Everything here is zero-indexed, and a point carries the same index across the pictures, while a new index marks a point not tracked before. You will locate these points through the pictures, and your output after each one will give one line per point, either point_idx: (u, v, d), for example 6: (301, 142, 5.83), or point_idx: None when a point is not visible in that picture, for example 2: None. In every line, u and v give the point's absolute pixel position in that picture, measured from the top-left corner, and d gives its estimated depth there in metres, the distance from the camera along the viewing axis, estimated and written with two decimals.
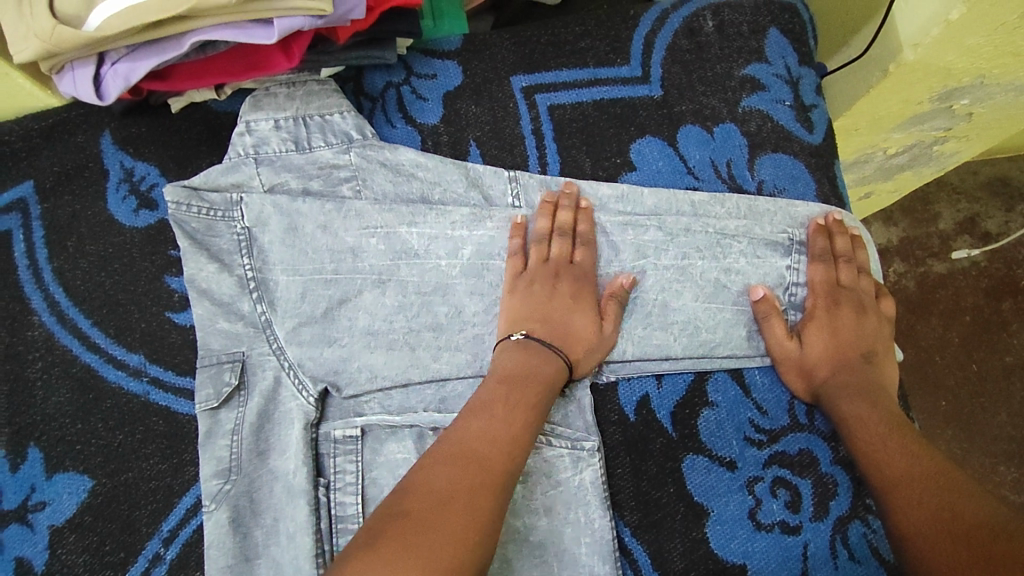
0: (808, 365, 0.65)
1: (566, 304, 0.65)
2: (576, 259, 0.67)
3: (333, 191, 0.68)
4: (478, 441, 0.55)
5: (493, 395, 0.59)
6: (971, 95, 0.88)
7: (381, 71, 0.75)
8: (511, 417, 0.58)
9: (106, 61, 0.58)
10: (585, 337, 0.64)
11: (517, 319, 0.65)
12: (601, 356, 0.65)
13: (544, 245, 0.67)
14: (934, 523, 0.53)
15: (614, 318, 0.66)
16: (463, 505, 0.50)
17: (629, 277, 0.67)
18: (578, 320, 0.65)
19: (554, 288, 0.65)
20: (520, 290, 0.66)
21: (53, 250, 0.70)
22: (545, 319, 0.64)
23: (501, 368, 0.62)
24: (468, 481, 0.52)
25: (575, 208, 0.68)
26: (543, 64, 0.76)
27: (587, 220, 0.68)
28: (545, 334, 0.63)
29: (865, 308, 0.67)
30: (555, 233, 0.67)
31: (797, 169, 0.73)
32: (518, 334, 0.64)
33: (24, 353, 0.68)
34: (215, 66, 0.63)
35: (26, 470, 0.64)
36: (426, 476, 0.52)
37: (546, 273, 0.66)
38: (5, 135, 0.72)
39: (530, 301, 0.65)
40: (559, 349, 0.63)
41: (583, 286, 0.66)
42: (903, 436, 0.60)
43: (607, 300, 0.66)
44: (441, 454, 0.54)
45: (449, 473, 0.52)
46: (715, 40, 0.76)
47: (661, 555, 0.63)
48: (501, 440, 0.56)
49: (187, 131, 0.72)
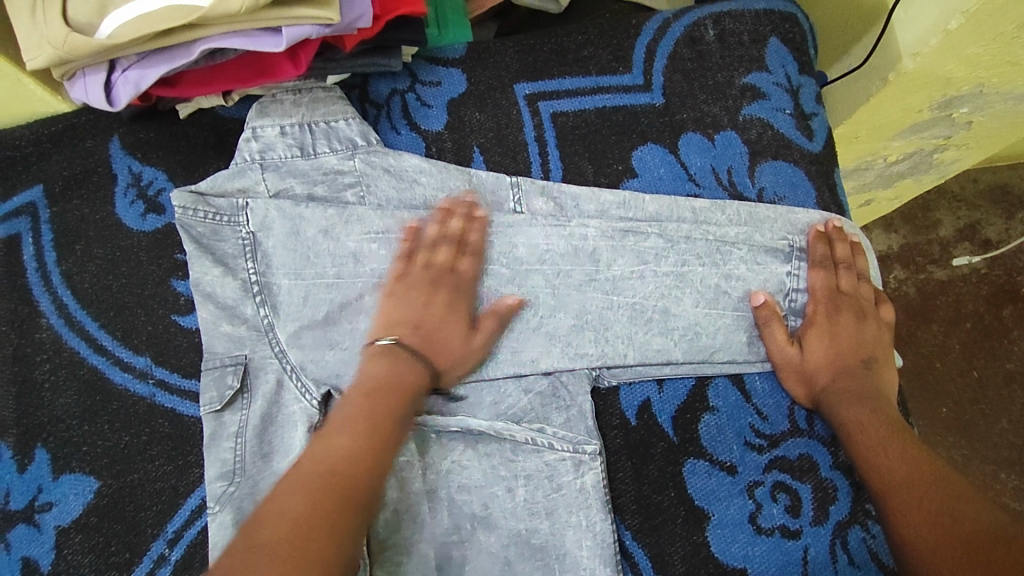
0: (808, 371, 0.66)
1: (440, 315, 0.65)
2: (459, 269, 0.67)
3: (338, 197, 0.69)
4: (339, 460, 0.54)
5: (359, 410, 0.58)
6: (971, 104, 0.89)
7: (386, 78, 0.76)
8: (377, 430, 0.57)
9: (117, 68, 0.59)
10: (453, 348, 0.65)
11: (389, 325, 0.65)
12: (467, 369, 0.66)
13: (427, 251, 0.67)
14: (934, 529, 0.54)
15: (489, 334, 0.66)
16: (326, 526, 0.49)
17: (520, 300, 0.67)
18: (450, 330, 0.65)
19: (430, 298, 0.66)
20: (396, 295, 0.66)
21: (62, 253, 0.71)
22: (420, 329, 0.64)
23: (370, 380, 0.61)
24: (330, 502, 0.51)
25: (466, 215, 0.68)
26: (547, 72, 0.77)
27: (477, 229, 0.68)
28: (415, 342, 0.64)
29: (865, 315, 0.68)
30: (441, 240, 0.67)
31: (796, 177, 0.74)
32: (388, 340, 0.64)
33: (32, 355, 0.69)
34: (223, 73, 0.64)
35: (32, 471, 0.65)
36: (285, 501, 0.50)
37: (424, 280, 0.66)
38: (15, 140, 0.73)
39: (408, 308, 0.65)
40: (427, 359, 0.64)
41: (459, 299, 0.66)
42: (902, 441, 0.60)
43: (486, 316, 0.67)
44: (302, 477, 0.52)
45: (311, 496, 0.51)
46: (716, 49, 0.77)
47: (662, 559, 0.63)
48: (365, 456, 0.55)
49: (195, 137, 0.73)
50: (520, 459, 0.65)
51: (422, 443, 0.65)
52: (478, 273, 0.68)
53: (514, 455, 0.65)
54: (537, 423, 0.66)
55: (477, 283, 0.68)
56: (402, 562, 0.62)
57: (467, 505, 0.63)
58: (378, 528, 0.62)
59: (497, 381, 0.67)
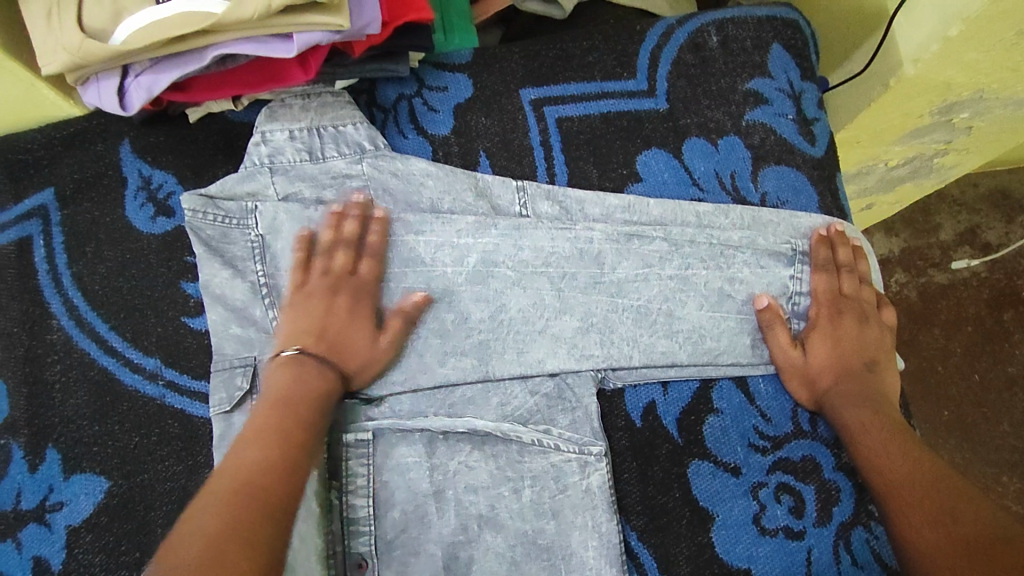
0: (811, 374, 0.67)
1: (342, 319, 0.65)
2: (359, 272, 0.66)
3: (345, 200, 0.70)
4: (252, 473, 0.54)
5: (269, 423, 0.58)
6: (971, 109, 0.90)
7: (394, 84, 0.77)
8: (289, 439, 0.57)
9: (130, 73, 0.60)
10: (360, 351, 0.65)
11: (294, 334, 0.64)
12: (377, 369, 0.66)
13: (325, 258, 0.66)
14: (937, 531, 0.54)
15: (396, 334, 0.66)
16: (246, 537, 0.49)
17: (425, 297, 0.67)
18: (353, 334, 0.65)
19: (331, 303, 0.65)
20: (296, 305, 0.65)
21: (74, 255, 0.72)
22: (322, 335, 0.64)
23: (274, 392, 0.60)
24: (247, 513, 0.50)
25: (361, 216, 0.68)
26: (552, 78, 0.78)
27: (375, 229, 0.67)
28: (320, 350, 0.63)
29: (867, 318, 0.68)
30: (337, 244, 0.67)
31: (799, 181, 0.74)
32: (292, 351, 0.63)
33: (43, 356, 0.69)
34: (234, 78, 0.65)
35: (43, 471, 0.66)
36: (197, 522, 0.49)
37: (323, 287, 0.65)
38: (27, 144, 0.73)
39: (307, 317, 0.64)
40: (334, 364, 0.64)
41: (362, 302, 0.66)
42: (904, 442, 0.61)
43: (393, 316, 0.66)
44: (214, 495, 0.52)
45: (225, 512, 0.50)
46: (719, 55, 0.78)
47: (668, 559, 0.64)
48: (278, 465, 0.55)
49: (204, 141, 0.74)
50: (527, 460, 0.65)
51: (430, 444, 0.65)
52: (380, 273, 0.67)
53: (520, 456, 0.65)
54: (543, 424, 0.66)
55: (379, 284, 0.68)
56: (410, 561, 0.62)
57: (474, 506, 0.64)
58: (387, 527, 0.63)
59: (503, 383, 0.68)
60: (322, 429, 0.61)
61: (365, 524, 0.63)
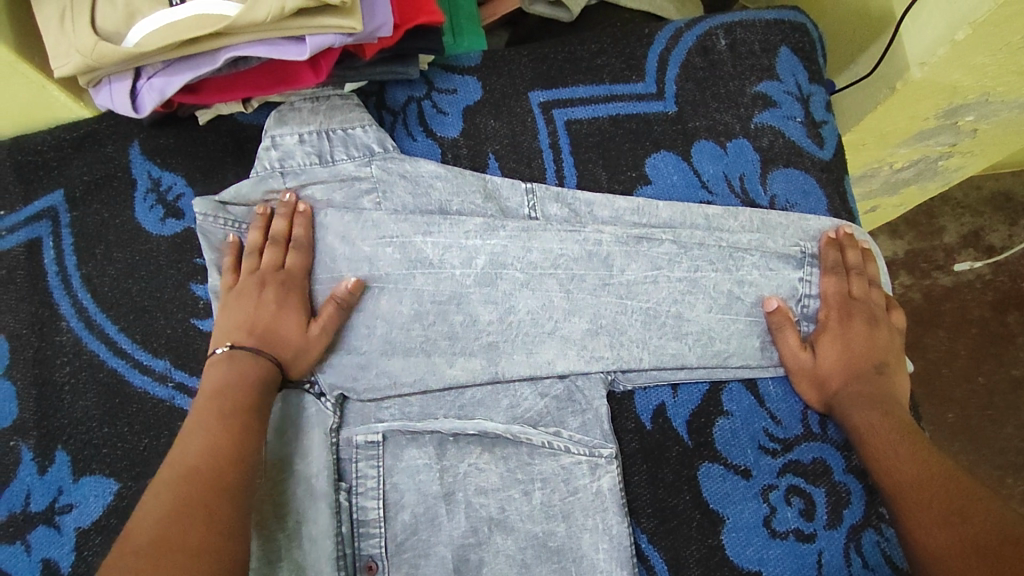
0: (821, 376, 0.67)
1: (271, 311, 0.64)
2: (287, 264, 0.66)
3: (355, 203, 0.70)
4: (198, 458, 0.54)
5: (211, 411, 0.58)
6: (977, 112, 0.90)
7: (403, 86, 0.77)
8: (232, 420, 0.57)
9: (142, 76, 0.60)
10: (292, 341, 0.64)
11: (226, 333, 0.64)
12: (315, 356, 0.65)
13: (254, 254, 0.66)
14: (945, 532, 0.54)
15: (328, 321, 0.65)
16: (199, 519, 0.50)
17: (356, 281, 0.66)
18: (285, 324, 0.64)
19: (260, 297, 0.65)
20: (229, 304, 0.65)
21: (83, 257, 0.72)
22: (253, 328, 0.63)
23: (214, 384, 0.60)
24: (198, 495, 0.52)
25: (288, 213, 0.68)
26: (561, 80, 0.78)
27: (301, 223, 0.68)
28: (250, 344, 0.63)
29: (877, 320, 0.68)
30: (266, 243, 0.67)
31: (808, 184, 0.75)
32: (224, 347, 0.62)
33: (52, 358, 0.69)
34: (245, 80, 0.65)
35: (53, 473, 0.66)
36: (150, 511, 0.51)
37: (253, 281, 0.65)
38: (36, 146, 0.73)
39: (241, 311, 0.64)
40: (266, 353, 0.63)
41: (291, 292, 0.65)
42: (913, 444, 0.61)
43: (324, 303, 0.65)
44: (165, 484, 0.53)
45: (176, 498, 0.51)
46: (727, 58, 0.78)
47: (678, 562, 0.64)
48: (223, 445, 0.55)
49: (214, 142, 0.74)
50: (537, 462, 0.65)
51: (440, 446, 0.66)
52: (309, 266, 0.67)
53: (530, 458, 0.65)
54: (554, 426, 0.66)
55: (309, 276, 0.68)
56: (420, 563, 0.62)
57: (484, 508, 0.64)
58: (397, 529, 0.63)
59: (513, 385, 0.68)
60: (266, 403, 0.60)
61: (375, 526, 0.63)
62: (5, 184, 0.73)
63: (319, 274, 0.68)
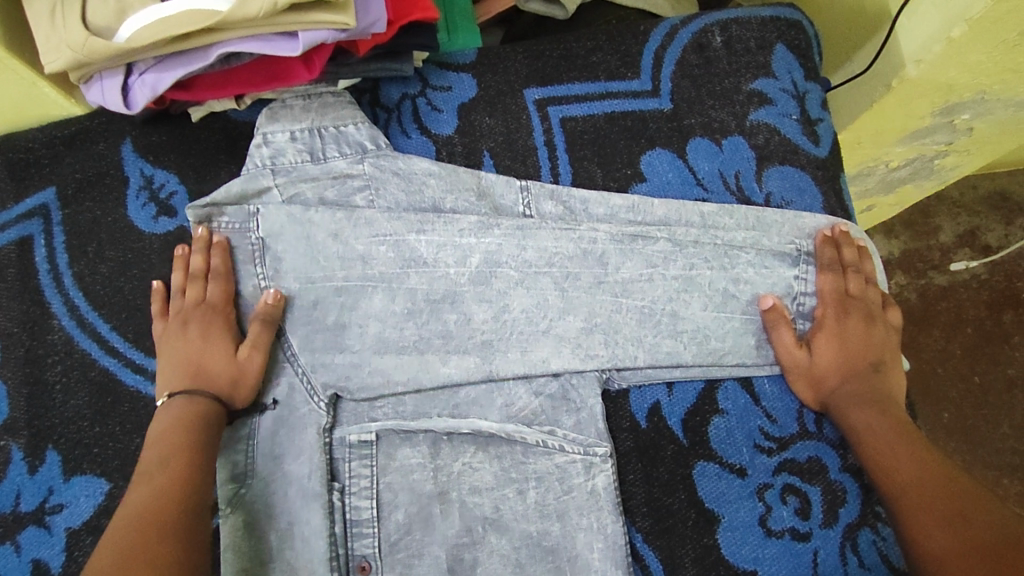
0: (818, 374, 0.66)
1: (198, 345, 0.64)
2: (206, 296, 0.66)
3: (347, 201, 0.70)
4: (143, 504, 0.54)
5: (151, 461, 0.58)
6: (972, 110, 0.90)
7: (398, 83, 0.77)
8: (186, 439, 0.59)
9: (134, 72, 0.60)
10: (222, 369, 0.63)
11: (165, 381, 0.64)
12: (252, 377, 0.64)
13: (179, 297, 0.67)
14: (944, 534, 0.54)
15: (254, 340, 0.64)
16: (155, 559, 0.50)
17: (274, 292, 0.65)
18: (212, 354, 0.64)
19: (186, 337, 0.65)
20: (162, 351, 0.66)
21: (74, 255, 0.71)
22: (186, 367, 0.64)
23: (159, 428, 0.60)
24: (145, 542, 0.51)
25: (206, 246, 0.67)
26: (556, 78, 0.78)
27: (218, 254, 0.67)
28: (186, 384, 0.63)
29: (873, 318, 0.68)
30: (188, 281, 0.67)
31: (803, 181, 0.74)
32: (166, 396, 0.62)
33: (43, 357, 0.69)
34: (238, 77, 0.64)
35: (43, 473, 0.65)
36: (97, 565, 0.50)
37: (178, 322, 0.66)
38: (28, 143, 0.73)
39: (173, 355, 0.65)
40: (201, 389, 0.62)
41: (214, 322, 0.66)
42: (911, 444, 0.61)
43: (251, 324, 0.65)
44: (112, 535, 0.52)
45: (123, 548, 0.51)
46: (723, 55, 0.78)
47: (673, 561, 0.64)
48: (166, 490, 0.55)
49: (206, 139, 0.74)
50: (531, 461, 0.65)
51: (434, 445, 0.65)
52: (230, 291, 0.67)
53: (524, 458, 0.65)
54: (548, 425, 0.66)
55: (232, 304, 0.67)
56: (414, 563, 0.62)
57: (478, 508, 0.64)
58: (390, 529, 0.63)
59: (507, 384, 0.68)
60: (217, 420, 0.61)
61: (369, 526, 0.62)
62: None
63: (244, 295, 0.68)
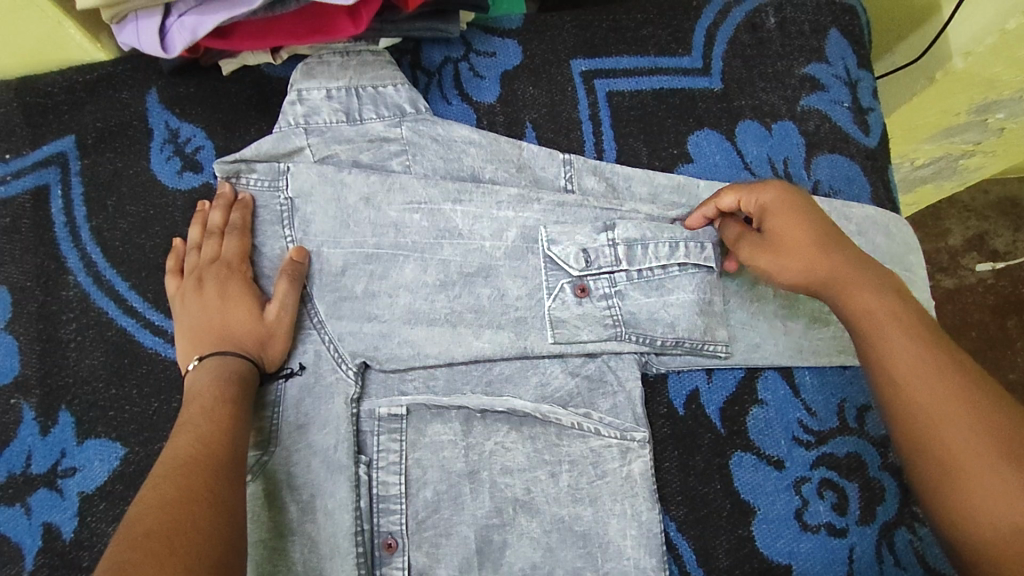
0: (802, 272, 0.58)
1: (219, 302, 0.61)
2: (222, 253, 0.63)
3: (382, 165, 0.67)
4: (192, 450, 0.50)
5: (193, 413, 0.54)
6: (1008, 110, 0.88)
7: (440, 46, 0.74)
8: (221, 400, 0.55)
9: (173, 13, 0.57)
10: (248, 327, 0.60)
11: (191, 343, 0.61)
12: (281, 335, 0.61)
13: (196, 254, 0.64)
14: (935, 444, 0.49)
15: (281, 298, 0.61)
16: (196, 524, 0.45)
17: (298, 249, 0.63)
18: (235, 311, 0.61)
19: (204, 294, 0.62)
20: (182, 311, 0.62)
21: (93, 208, 0.68)
22: (208, 330, 0.60)
23: (191, 393, 0.56)
24: (200, 481, 0.48)
25: (227, 205, 0.64)
26: (604, 49, 0.75)
27: (238, 211, 0.64)
28: (210, 344, 0.60)
29: (816, 212, 0.60)
30: (205, 238, 0.64)
31: (852, 171, 0.73)
32: (193, 361, 0.59)
33: (58, 313, 0.65)
34: (278, 27, 0.61)
35: (56, 434, 0.62)
36: (148, 501, 0.46)
37: (194, 280, 0.63)
38: (47, 87, 0.69)
39: (192, 317, 0.61)
40: (229, 348, 0.59)
41: (232, 279, 0.62)
42: (900, 338, 0.52)
43: (278, 279, 0.61)
44: (161, 476, 0.48)
45: (178, 487, 0.47)
46: (776, 37, 0.76)
47: (707, 552, 0.63)
48: (214, 437, 0.52)
49: (237, 95, 0.70)
50: (565, 443, 0.63)
51: (466, 422, 0.63)
52: (248, 246, 0.64)
53: (558, 440, 0.63)
54: (584, 408, 0.64)
55: (253, 262, 0.64)
56: (441, 543, 0.60)
57: (510, 488, 0.62)
58: (418, 506, 0.60)
59: (542, 362, 0.65)
60: (247, 387, 0.57)
61: (395, 502, 0.60)
62: (11, 126, 0.68)
63: (263, 253, 0.64)
